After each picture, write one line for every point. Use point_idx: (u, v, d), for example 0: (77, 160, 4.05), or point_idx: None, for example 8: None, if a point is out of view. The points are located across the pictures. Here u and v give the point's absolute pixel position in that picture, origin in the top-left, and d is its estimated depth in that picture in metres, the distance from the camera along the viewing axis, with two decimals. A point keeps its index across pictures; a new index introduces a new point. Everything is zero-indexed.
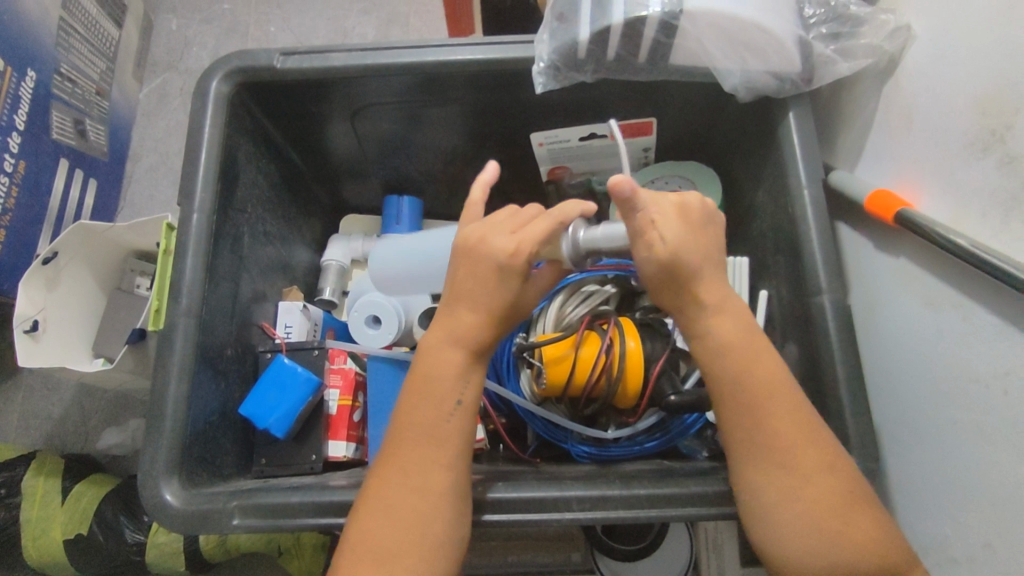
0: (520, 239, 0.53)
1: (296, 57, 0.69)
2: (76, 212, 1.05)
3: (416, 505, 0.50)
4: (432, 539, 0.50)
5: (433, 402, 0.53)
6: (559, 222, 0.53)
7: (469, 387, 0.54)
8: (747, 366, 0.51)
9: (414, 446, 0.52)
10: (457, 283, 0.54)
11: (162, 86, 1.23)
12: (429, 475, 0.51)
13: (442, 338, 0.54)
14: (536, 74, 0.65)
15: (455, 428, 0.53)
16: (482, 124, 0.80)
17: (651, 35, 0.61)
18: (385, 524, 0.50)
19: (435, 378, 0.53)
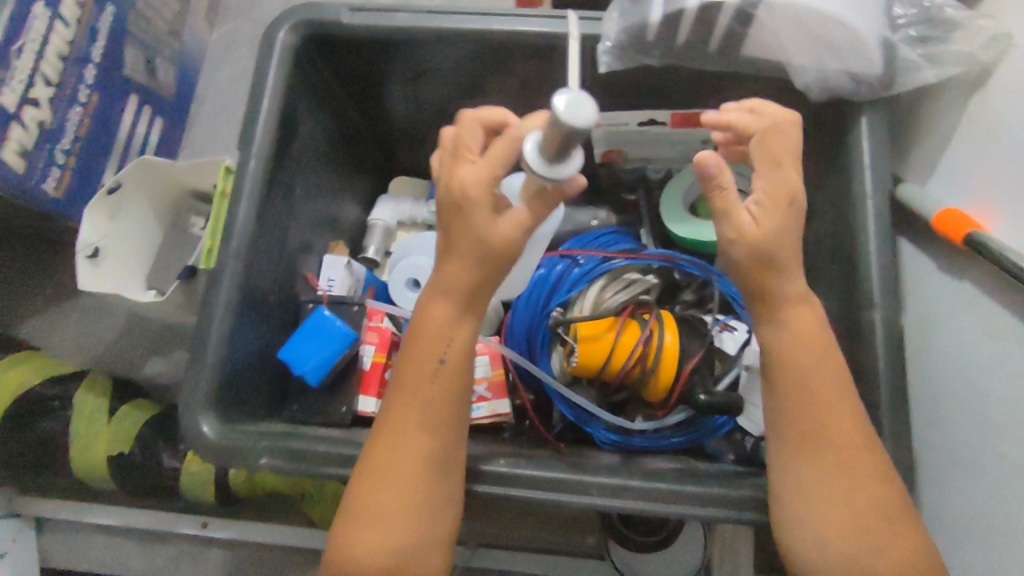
0: (487, 167, 0.47)
1: (363, 14, 0.69)
2: (141, 148, 1.09)
3: (409, 470, 0.52)
4: (422, 499, 0.52)
5: (422, 365, 0.53)
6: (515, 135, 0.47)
7: (454, 343, 0.52)
8: (819, 387, 0.51)
9: (405, 417, 0.53)
10: (443, 222, 0.50)
11: (231, 32, 1.25)
12: (423, 436, 0.52)
13: (430, 292, 0.52)
14: (601, 53, 0.63)
15: (444, 398, 0.53)
16: (541, 100, 0.79)
17: (725, 23, 0.58)
18: (376, 496, 0.52)
19: (423, 338, 0.53)
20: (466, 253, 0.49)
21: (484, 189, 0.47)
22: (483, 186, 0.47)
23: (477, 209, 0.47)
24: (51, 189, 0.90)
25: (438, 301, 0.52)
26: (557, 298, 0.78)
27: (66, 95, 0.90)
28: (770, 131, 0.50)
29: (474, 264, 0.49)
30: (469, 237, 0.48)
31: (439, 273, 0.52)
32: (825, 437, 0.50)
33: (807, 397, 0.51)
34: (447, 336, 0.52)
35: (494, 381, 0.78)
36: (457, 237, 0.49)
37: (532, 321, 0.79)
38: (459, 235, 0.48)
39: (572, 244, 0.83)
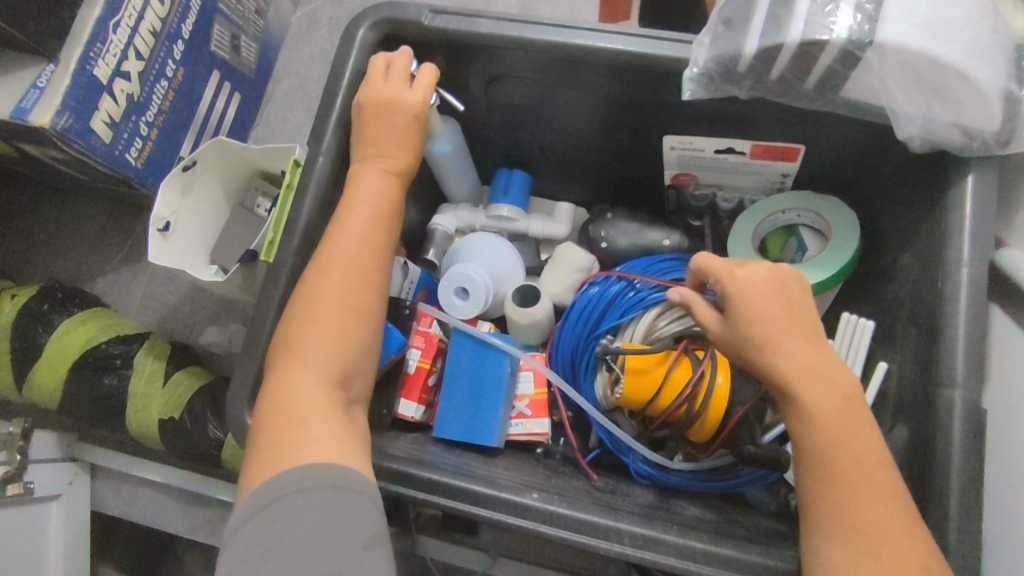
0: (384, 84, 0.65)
1: (444, 16, 0.68)
2: (219, 121, 1.11)
3: (352, 291, 0.58)
4: (360, 318, 0.58)
5: (369, 204, 0.62)
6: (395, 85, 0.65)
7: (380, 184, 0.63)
8: (850, 447, 0.49)
9: (341, 245, 0.59)
10: (365, 118, 0.65)
11: (313, 12, 1.26)
12: (367, 265, 0.59)
13: (370, 161, 0.64)
14: (687, 79, 0.61)
15: (372, 254, 0.60)
16: (616, 116, 0.77)
17: (828, 62, 0.54)
18: (304, 337, 0.56)
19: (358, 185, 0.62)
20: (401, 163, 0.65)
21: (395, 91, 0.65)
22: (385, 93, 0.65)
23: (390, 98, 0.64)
24: (133, 158, 0.93)
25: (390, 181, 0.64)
26: (607, 322, 0.77)
27: (155, 69, 0.93)
28: (750, 292, 0.54)
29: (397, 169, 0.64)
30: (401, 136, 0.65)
31: (387, 153, 0.64)
32: (852, 488, 0.48)
33: (829, 443, 0.49)
34: (382, 202, 0.62)
35: (535, 399, 0.78)
36: (383, 138, 0.64)
37: (579, 342, 0.79)
38: (373, 120, 0.64)
39: (630, 266, 0.81)
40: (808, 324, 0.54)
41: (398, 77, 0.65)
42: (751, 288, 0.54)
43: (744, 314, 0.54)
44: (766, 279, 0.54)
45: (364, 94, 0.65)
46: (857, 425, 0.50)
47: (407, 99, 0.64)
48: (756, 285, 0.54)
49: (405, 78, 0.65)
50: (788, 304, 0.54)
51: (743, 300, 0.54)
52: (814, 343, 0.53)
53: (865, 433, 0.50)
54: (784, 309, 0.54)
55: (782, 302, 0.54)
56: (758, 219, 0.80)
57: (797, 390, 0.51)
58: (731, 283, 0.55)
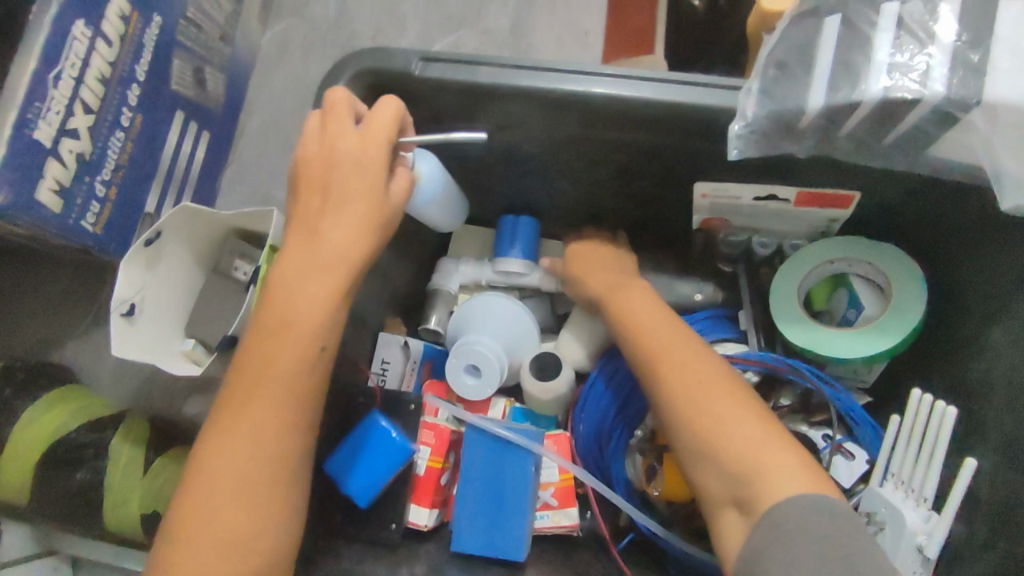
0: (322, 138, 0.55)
1: (438, 64, 0.58)
2: (188, 167, 0.99)
3: (267, 407, 0.52)
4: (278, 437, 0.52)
5: (298, 296, 0.54)
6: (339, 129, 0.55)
7: (309, 262, 0.54)
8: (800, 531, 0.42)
9: (259, 352, 0.53)
10: (310, 176, 0.56)
11: (285, 34, 1.14)
12: (281, 371, 0.53)
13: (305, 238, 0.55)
14: (732, 139, 0.51)
15: (307, 353, 0.53)
16: (640, 163, 0.66)
17: (916, 122, 0.44)
18: (221, 463, 0.51)
19: (283, 272, 0.55)
20: (359, 223, 0.54)
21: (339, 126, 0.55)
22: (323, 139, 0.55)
23: (338, 141, 0.54)
24: (90, 225, 0.82)
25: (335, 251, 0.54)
26: (635, 398, 0.69)
27: (109, 120, 0.82)
28: (668, 377, 0.51)
29: (360, 234, 0.54)
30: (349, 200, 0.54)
31: (326, 223, 0.54)
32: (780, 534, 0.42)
33: (721, 445, 0.47)
34: (320, 299, 0.54)
35: (561, 485, 0.68)
36: (325, 206, 0.55)
37: (605, 422, 0.70)
38: (317, 180, 0.55)
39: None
40: (746, 401, 0.48)
41: (337, 117, 0.55)
42: (667, 375, 0.51)
43: (669, 401, 0.50)
44: (680, 361, 0.52)
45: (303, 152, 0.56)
46: (766, 452, 0.45)
47: (348, 148, 0.54)
48: (675, 370, 0.51)
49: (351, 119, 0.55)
50: (669, 319, 0.57)
51: (658, 387, 0.51)
52: (747, 418, 0.47)
53: (772, 439, 0.46)
54: (708, 389, 0.49)
55: (661, 316, 0.58)
56: (802, 271, 0.70)
57: (721, 474, 0.46)
58: (652, 370, 0.52)
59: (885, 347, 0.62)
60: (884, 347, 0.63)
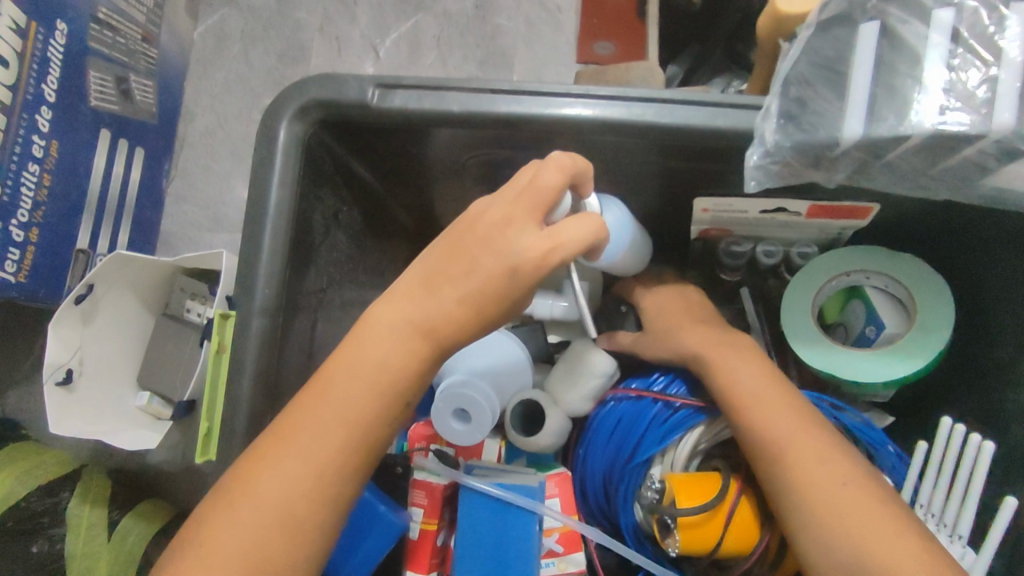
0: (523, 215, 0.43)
1: (399, 92, 0.49)
2: (124, 190, 0.88)
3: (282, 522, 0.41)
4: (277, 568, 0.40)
5: (368, 393, 0.43)
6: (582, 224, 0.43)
7: (381, 347, 0.43)
8: None
9: (288, 449, 0.42)
10: (460, 249, 0.44)
11: (220, 26, 1.01)
12: (314, 479, 0.42)
13: (399, 307, 0.44)
14: (749, 173, 0.44)
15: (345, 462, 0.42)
16: (636, 182, 0.59)
17: (971, 154, 0.37)
18: None
19: (357, 340, 0.44)
20: (421, 317, 0.44)
21: (541, 208, 0.43)
22: (527, 211, 0.43)
23: (521, 235, 0.43)
24: (11, 275, 0.71)
25: (392, 345, 0.44)
26: (644, 448, 0.61)
27: (16, 152, 0.71)
28: (790, 445, 0.47)
29: (413, 327, 0.44)
30: (482, 302, 0.43)
31: (430, 312, 0.44)
32: None
33: (856, 535, 0.43)
34: (380, 392, 0.43)
35: (566, 530, 0.62)
36: (441, 279, 0.44)
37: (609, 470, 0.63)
38: (468, 257, 0.44)
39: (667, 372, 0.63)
40: (861, 476, 0.46)
41: (530, 201, 0.43)
42: (784, 439, 0.48)
43: (786, 473, 0.47)
44: (802, 429, 0.48)
45: (470, 209, 0.45)
46: (892, 536, 0.43)
47: (526, 255, 0.42)
48: (795, 434, 0.48)
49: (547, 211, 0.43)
50: (776, 381, 0.51)
51: (779, 455, 0.47)
52: (875, 502, 0.44)
53: (890, 517, 0.44)
54: (830, 462, 0.46)
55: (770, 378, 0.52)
56: (818, 283, 0.63)
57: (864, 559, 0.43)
58: (766, 433, 0.48)
59: (909, 374, 0.57)
60: (907, 374, 0.57)
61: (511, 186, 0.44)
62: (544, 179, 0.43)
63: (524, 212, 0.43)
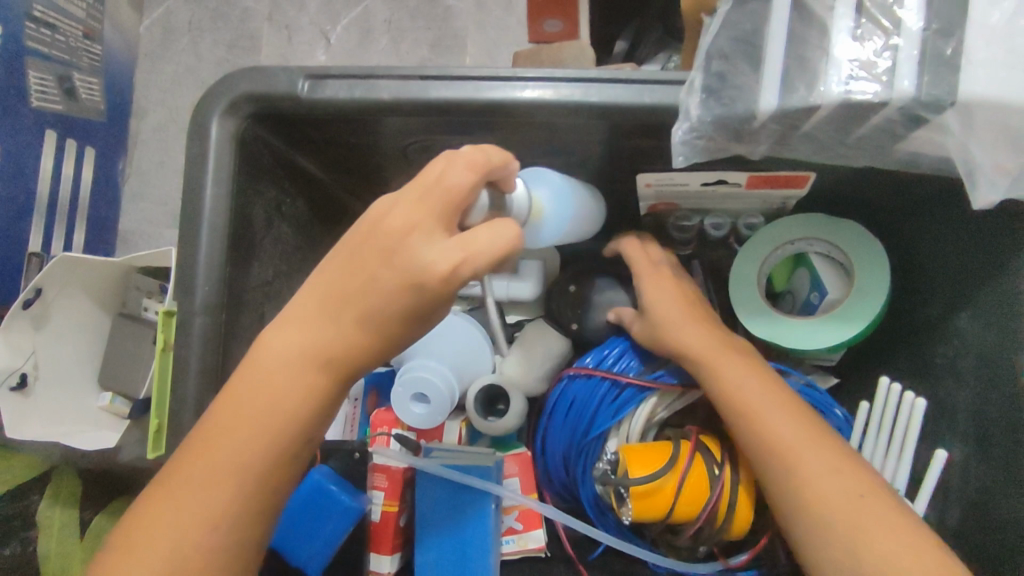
0: (417, 219, 0.38)
1: (330, 82, 0.50)
2: (75, 191, 0.87)
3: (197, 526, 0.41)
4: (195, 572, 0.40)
5: (283, 392, 0.42)
6: (495, 229, 0.39)
7: (297, 340, 0.42)
8: None
9: (205, 455, 0.42)
10: (357, 258, 0.40)
11: (167, 18, 0.99)
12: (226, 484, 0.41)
13: (319, 296, 0.42)
14: (676, 148, 0.44)
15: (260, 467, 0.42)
16: (576, 161, 0.60)
17: (879, 123, 0.39)
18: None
19: (284, 333, 0.42)
20: (335, 305, 0.41)
21: (448, 213, 0.39)
22: (415, 216, 0.39)
23: (422, 245, 0.38)
24: None
25: (298, 373, 0.42)
26: (599, 423, 0.63)
27: None
28: (800, 453, 0.45)
29: (309, 357, 0.42)
30: (382, 318, 0.40)
31: (349, 309, 0.41)
32: None
33: (871, 551, 0.41)
34: (295, 393, 0.42)
35: (525, 509, 0.65)
36: (337, 300, 0.41)
37: (567, 447, 0.65)
38: (371, 266, 0.40)
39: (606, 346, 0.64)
40: (877, 490, 0.43)
41: (429, 206, 0.38)
42: (793, 443, 0.45)
43: (798, 482, 0.44)
44: (813, 435, 0.46)
45: (373, 208, 0.40)
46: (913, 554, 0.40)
47: (429, 272, 0.38)
48: (804, 441, 0.45)
49: (453, 217, 0.39)
50: (761, 373, 0.50)
51: (789, 462, 0.45)
52: (893, 517, 0.42)
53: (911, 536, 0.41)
54: (842, 471, 0.44)
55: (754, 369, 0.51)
56: (762, 254, 0.64)
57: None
58: (778, 439, 0.46)
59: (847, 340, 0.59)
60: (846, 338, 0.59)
61: (414, 182, 0.40)
62: (449, 178, 0.38)
63: (424, 218, 0.39)
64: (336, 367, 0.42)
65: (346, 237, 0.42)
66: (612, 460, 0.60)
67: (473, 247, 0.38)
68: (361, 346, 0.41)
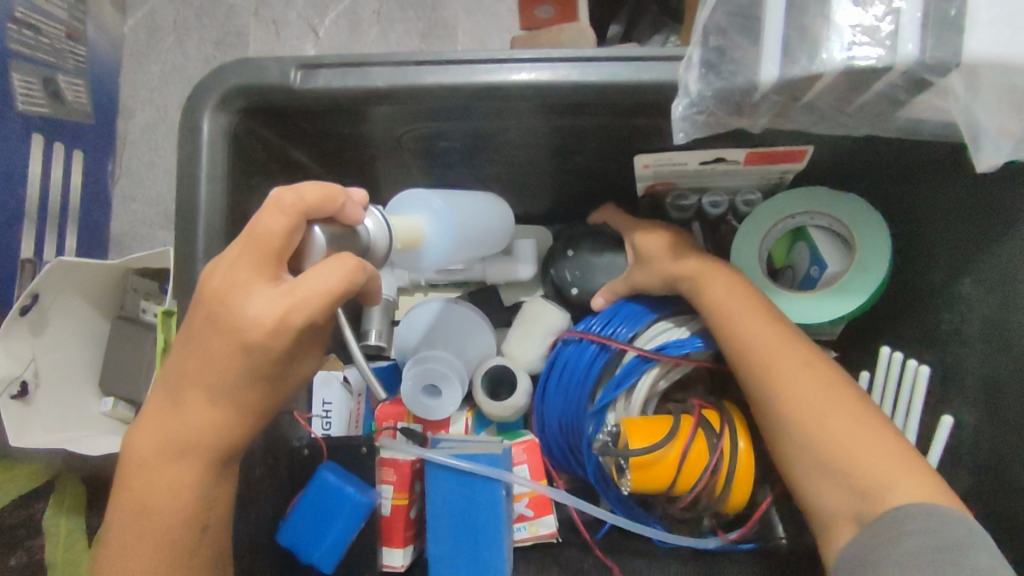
0: (241, 265, 0.41)
1: (322, 70, 0.49)
2: (65, 195, 0.85)
3: (164, 521, 0.45)
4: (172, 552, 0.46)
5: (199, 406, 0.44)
6: (330, 274, 0.40)
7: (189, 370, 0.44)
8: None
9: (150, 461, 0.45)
10: (202, 307, 0.43)
11: (151, 16, 0.97)
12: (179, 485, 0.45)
13: (192, 331, 0.43)
14: (677, 125, 0.44)
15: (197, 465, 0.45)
16: (573, 143, 0.59)
17: (884, 89, 0.38)
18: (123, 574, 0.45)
19: (183, 364, 0.44)
20: (209, 337, 0.42)
21: (274, 254, 0.41)
22: (253, 263, 0.41)
23: (257, 293, 0.41)
24: None
25: (174, 462, 0.45)
26: (602, 397, 0.65)
27: None
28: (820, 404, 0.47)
29: (193, 386, 0.44)
30: (230, 387, 0.43)
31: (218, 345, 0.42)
32: None
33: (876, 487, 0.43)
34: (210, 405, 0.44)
35: (535, 495, 0.65)
36: (187, 382, 0.44)
37: (573, 421, 0.67)
38: (218, 312, 0.42)
39: (607, 318, 0.66)
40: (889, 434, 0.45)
41: (255, 258, 0.41)
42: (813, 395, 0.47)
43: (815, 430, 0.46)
44: (831, 383, 0.47)
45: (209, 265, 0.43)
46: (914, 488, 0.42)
47: (258, 322, 0.41)
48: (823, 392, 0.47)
49: (278, 264, 0.41)
50: (794, 340, 0.50)
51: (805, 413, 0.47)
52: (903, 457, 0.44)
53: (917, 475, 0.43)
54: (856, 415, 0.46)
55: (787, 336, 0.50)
56: (764, 229, 0.64)
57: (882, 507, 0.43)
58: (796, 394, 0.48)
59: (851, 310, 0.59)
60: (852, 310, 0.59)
61: (239, 241, 0.42)
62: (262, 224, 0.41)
63: (255, 264, 0.41)
64: (206, 447, 0.45)
65: (188, 321, 0.44)
66: (613, 432, 0.63)
67: (306, 287, 0.40)
68: (221, 419, 0.44)
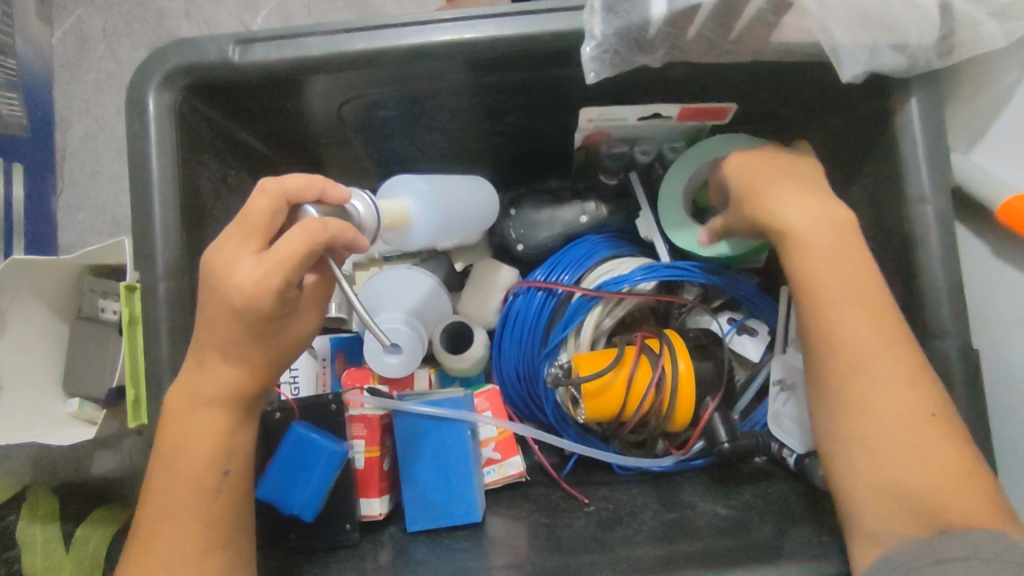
0: (237, 232, 0.44)
1: (257, 45, 0.52)
2: (9, 208, 0.86)
3: (191, 469, 0.47)
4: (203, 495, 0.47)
5: (220, 368, 0.46)
6: (312, 228, 0.43)
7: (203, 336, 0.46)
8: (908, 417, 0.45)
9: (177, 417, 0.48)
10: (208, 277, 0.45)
11: (79, 27, 0.98)
12: (204, 438, 0.47)
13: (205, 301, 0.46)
14: (588, 61, 0.48)
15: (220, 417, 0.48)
16: (501, 102, 0.64)
17: (753, 12, 0.46)
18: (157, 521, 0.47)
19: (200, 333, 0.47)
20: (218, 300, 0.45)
21: (264, 226, 0.44)
22: (249, 236, 0.44)
23: (246, 258, 0.44)
24: None
25: (198, 417, 0.47)
26: (553, 337, 0.70)
27: None
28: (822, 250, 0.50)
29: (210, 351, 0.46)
30: (239, 346, 0.46)
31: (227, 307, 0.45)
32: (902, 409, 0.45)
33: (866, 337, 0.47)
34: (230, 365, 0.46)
35: (502, 438, 0.69)
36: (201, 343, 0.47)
37: (530, 366, 0.72)
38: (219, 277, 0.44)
39: (551, 266, 0.72)
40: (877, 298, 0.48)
41: (242, 233, 0.44)
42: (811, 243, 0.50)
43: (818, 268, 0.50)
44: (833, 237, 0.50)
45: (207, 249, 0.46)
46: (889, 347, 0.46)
47: (250, 275, 0.43)
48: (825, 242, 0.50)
49: (263, 239, 0.44)
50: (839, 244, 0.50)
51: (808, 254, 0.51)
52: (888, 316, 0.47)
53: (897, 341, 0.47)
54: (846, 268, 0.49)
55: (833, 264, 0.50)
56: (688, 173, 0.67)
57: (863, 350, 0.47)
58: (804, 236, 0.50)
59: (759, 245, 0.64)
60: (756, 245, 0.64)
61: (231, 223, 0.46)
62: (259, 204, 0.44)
63: (247, 238, 0.44)
64: (221, 399, 0.47)
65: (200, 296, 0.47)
66: (565, 366, 0.68)
67: (289, 244, 0.43)
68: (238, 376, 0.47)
